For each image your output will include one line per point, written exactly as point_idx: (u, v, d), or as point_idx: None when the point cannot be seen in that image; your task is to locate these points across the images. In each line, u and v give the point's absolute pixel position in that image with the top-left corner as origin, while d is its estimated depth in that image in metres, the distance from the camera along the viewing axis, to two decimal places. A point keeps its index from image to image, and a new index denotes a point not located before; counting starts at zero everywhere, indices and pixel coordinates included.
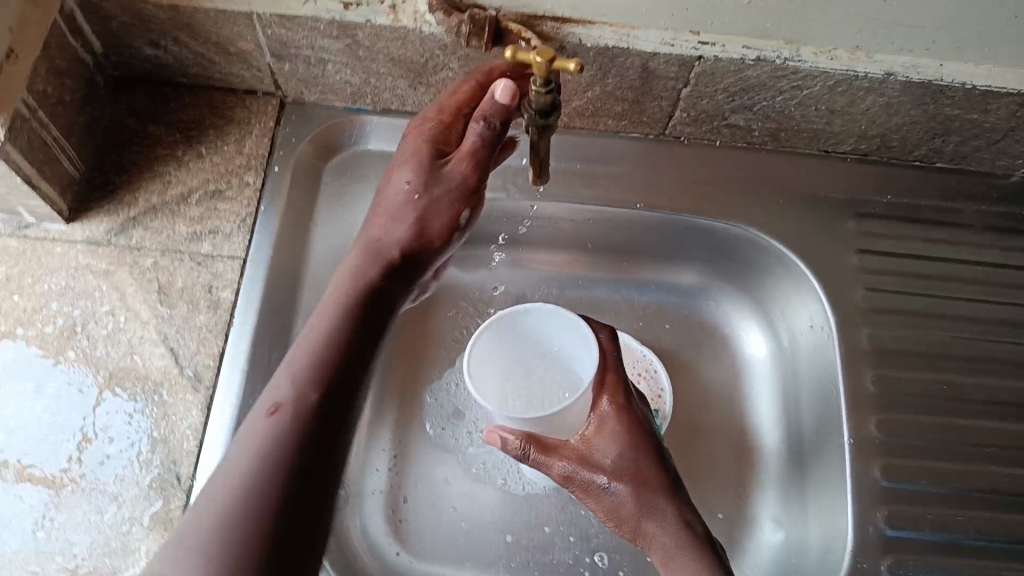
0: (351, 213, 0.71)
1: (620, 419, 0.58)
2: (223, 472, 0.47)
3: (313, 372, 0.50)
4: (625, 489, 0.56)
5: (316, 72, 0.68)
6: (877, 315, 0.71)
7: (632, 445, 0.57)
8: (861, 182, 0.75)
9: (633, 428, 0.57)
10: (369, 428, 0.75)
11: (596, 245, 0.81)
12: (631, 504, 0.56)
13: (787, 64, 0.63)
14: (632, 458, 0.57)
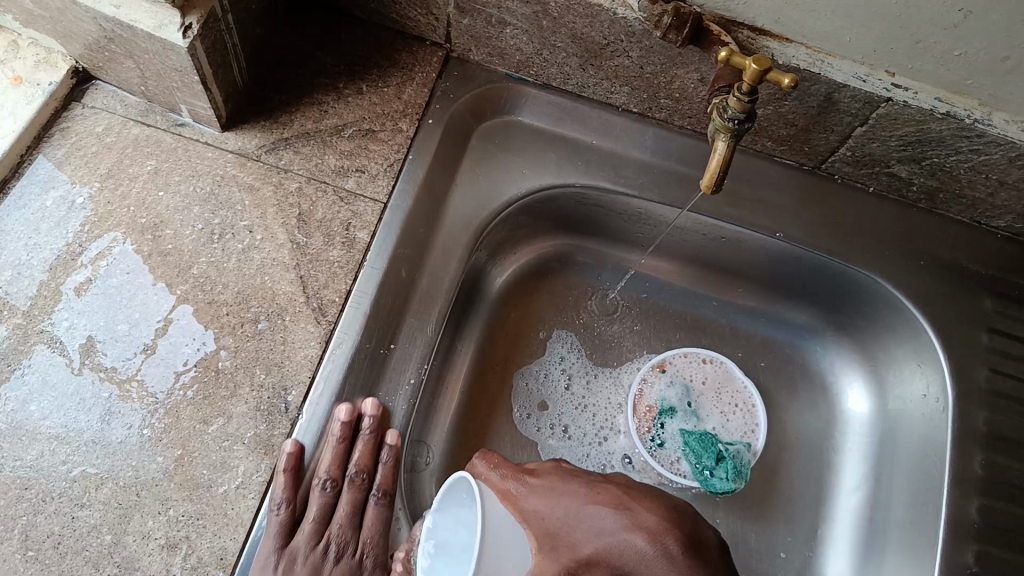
0: (493, 179, 0.70)
1: (532, 490, 0.52)
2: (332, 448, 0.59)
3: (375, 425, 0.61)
4: (596, 530, 0.48)
5: (492, 32, 0.67)
6: (999, 400, 0.68)
7: (555, 495, 0.51)
8: (1006, 260, 0.72)
9: (549, 484, 0.52)
10: (455, 397, 0.74)
11: (716, 264, 0.79)
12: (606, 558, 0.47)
13: (974, 126, 0.61)
14: (567, 498, 0.50)
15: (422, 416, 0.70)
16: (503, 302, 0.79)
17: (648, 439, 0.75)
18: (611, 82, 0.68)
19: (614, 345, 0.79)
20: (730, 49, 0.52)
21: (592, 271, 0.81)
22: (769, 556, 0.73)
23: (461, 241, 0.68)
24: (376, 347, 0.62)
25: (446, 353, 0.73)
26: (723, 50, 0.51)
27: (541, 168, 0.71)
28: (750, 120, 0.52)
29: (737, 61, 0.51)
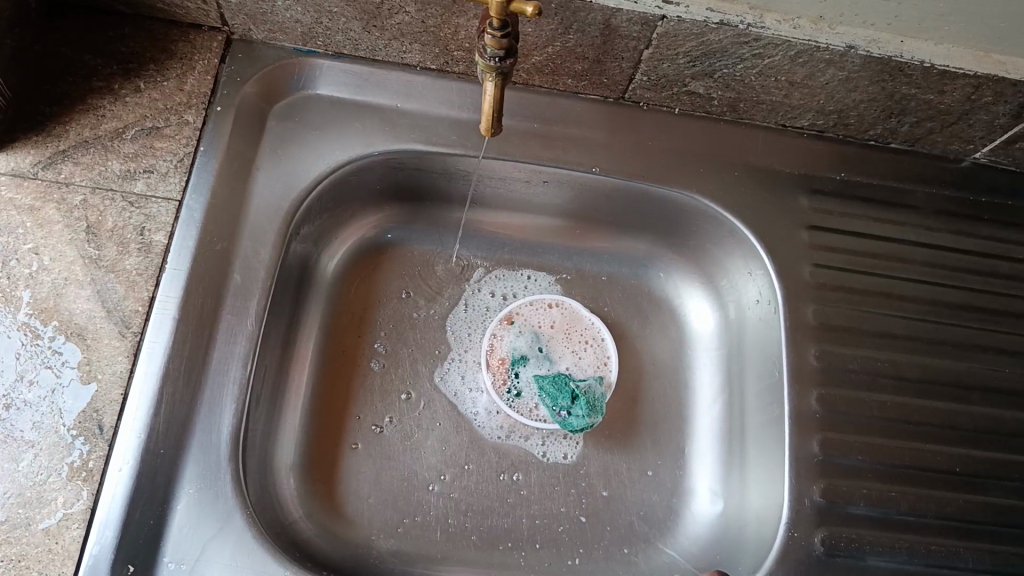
0: (297, 159, 0.68)
1: None
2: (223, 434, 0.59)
3: None
4: None
5: (265, 8, 0.64)
6: (824, 292, 0.71)
7: None
8: (816, 158, 0.75)
9: None
10: (303, 385, 0.73)
11: (549, 209, 0.79)
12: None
13: (750, 30, 0.62)
14: None
15: (269, 413, 0.68)
16: (340, 283, 0.77)
17: (505, 391, 0.75)
18: (400, 41, 0.67)
19: (461, 307, 0.79)
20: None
21: (430, 236, 0.80)
22: (642, 485, 0.74)
23: (272, 228, 0.65)
24: (193, 351, 0.60)
25: (284, 345, 0.71)
26: None
27: (347, 140, 0.69)
28: (507, 52, 0.51)
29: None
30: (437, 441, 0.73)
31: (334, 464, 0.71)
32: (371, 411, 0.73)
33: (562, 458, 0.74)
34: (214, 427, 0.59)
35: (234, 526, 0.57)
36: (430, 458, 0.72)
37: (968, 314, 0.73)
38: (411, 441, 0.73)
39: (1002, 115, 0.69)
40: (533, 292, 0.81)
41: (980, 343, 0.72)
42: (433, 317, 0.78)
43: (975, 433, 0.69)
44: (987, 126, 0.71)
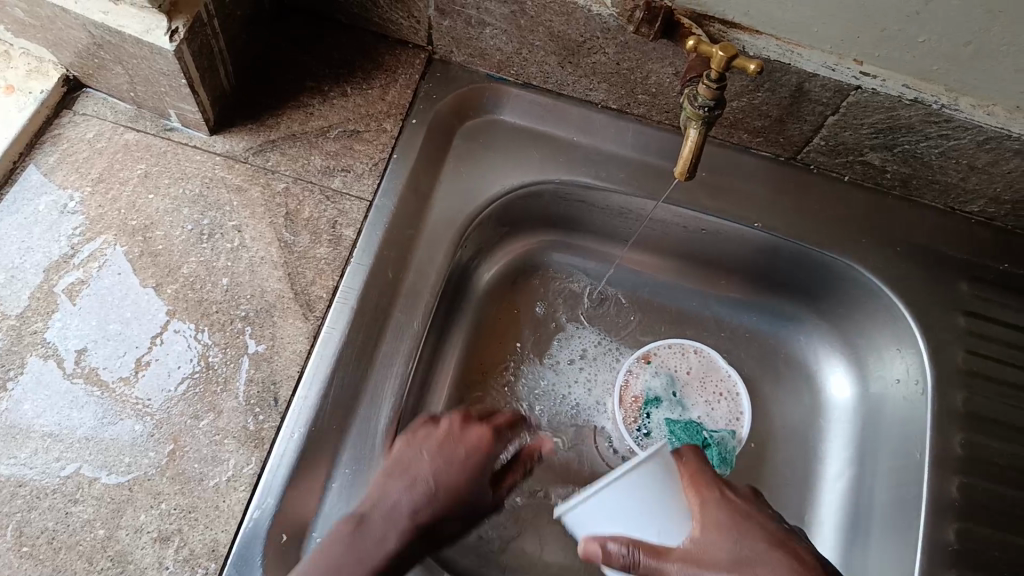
0: (477, 177, 0.72)
1: None
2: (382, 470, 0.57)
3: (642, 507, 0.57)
4: None
5: (472, 33, 0.69)
6: (976, 380, 0.70)
7: None
8: (981, 245, 0.74)
9: None
10: (443, 391, 0.75)
11: (699, 257, 0.81)
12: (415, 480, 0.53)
13: (942, 111, 0.63)
14: None
15: (413, 411, 0.70)
16: (488, 300, 0.80)
17: (636, 428, 0.76)
18: (589, 79, 0.70)
19: (600, 340, 0.81)
20: (700, 39, 0.54)
21: (577, 266, 0.83)
22: None
23: (447, 238, 0.69)
24: (364, 343, 0.63)
25: (433, 349, 0.74)
26: (690, 40, 0.53)
27: (524, 166, 0.73)
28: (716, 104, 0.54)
29: (704, 49, 0.53)
30: (560, 466, 0.74)
31: None
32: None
33: None
34: (372, 416, 0.62)
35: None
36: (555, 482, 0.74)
37: None
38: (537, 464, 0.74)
39: None
40: (617, 329, 0.81)
41: None
42: (556, 346, 0.80)
43: None
44: None
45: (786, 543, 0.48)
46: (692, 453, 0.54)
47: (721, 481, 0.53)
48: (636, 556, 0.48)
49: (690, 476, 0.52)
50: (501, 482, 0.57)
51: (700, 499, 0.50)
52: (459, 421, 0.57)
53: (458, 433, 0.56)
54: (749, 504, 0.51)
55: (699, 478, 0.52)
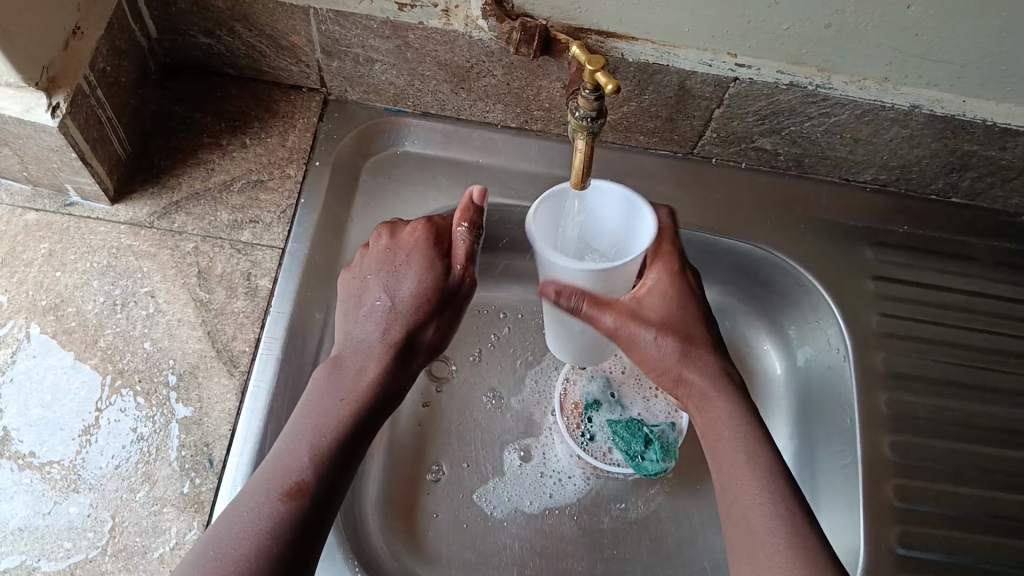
0: (386, 210, 0.72)
1: None
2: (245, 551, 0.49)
3: (671, 330, 0.59)
4: None
5: (363, 71, 0.70)
6: (893, 340, 0.73)
7: None
8: (880, 211, 0.77)
9: None
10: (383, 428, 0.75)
11: None
12: (371, 349, 0.60)
13: (818, 90, 0.66)
14: None
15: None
16: None
17: (579, 435, 0.76)
18: (485, 102, 0.72)
19: (533, 353, 0.82)
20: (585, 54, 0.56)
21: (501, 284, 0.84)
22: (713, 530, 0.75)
23: None
24: (293, 389, 0.62)
25: None
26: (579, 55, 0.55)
27: (433, 193, 0.74)
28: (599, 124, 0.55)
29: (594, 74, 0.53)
30: (511, 484, 0.75)
31: (414, 503, 0.73)
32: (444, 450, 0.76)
33: (635, 503, 0.76)
34: None
35: (331, 559, 0.61)
36: (521, 471, 0.76)
37: None
38: (486, 486, 0.75)
39: None
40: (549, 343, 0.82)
41: None
42: (491, 367, 0.80)
43: None
44: None
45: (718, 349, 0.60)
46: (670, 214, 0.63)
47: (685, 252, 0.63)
48: (578, 303, 0.57)
49: (666, 245, 0.62)
50: (453, 259, 0.63)
51: (666, 271, 0.61)
52: (441, 237, 0.64)
53: (396, 243, 0.65)
54: (692, 287, 0.61)
55: (666, 252, 0.61)
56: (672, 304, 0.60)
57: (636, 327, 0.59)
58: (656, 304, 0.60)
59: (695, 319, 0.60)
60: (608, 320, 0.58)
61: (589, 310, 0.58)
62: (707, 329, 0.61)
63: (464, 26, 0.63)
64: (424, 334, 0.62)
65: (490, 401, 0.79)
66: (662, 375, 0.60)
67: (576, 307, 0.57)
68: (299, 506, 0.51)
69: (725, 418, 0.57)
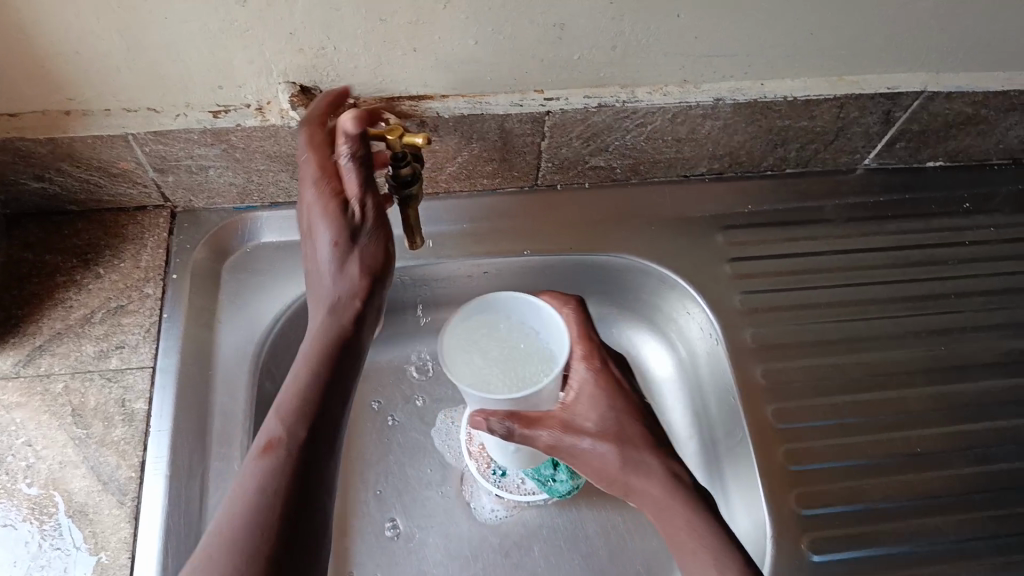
0: (254, 303, 0.74)
1: None
2: (221, 517, 0.47)
3: (609, 431, 0.63)
4: None
5: (200, 179, 0.71)
6: (757, 315, 0.77)
7: None
8: (723, 198, 0.82)
9: None
10: None
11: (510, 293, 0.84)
12: (318, 300, 0.58)
13: (626, 105, 0.70)
14: None
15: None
16: None
17: (490, 472, 0.80)
18: None
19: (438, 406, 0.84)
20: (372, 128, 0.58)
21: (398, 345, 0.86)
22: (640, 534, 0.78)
23: (240, 374, 0.70)
24: (189, 505, 0.63)
25: None
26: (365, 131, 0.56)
27: (295, 276, 0.75)
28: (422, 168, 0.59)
29: (407, 140, 0.55)
30: (440, 539, 0.77)
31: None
32: (391, 510, 0.78)
33: (561, 526, 0.78)
34: None
35: None
36: (444, 522, 0.78)
37: (894, 305, 0.79)
38: (414, 544, 0.76)
39: (874, 123, 0.77)
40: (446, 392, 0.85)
41: (912, 329, 0.78)
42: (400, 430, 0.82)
43: (927, 413, 0.74)
44: (865, 136, 0.79)
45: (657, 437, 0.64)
46: (576, 306, 0.69)
47: (603, 345, 0.69)
48: (498, 425, 0.61)
49: (584, 343, 0.68)
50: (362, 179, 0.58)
51: (589, 367, 0.67)
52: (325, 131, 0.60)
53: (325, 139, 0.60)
54: (618, 379, 0.67)
55: (590, 351, 0.67)
56: (605, 408, 0.64)
57: (573, 437, 0.63)
58: (589, 410, 0.64)
59: (626, 416, 0.64)
60: (545, 437, 0.63)
61: (519, 429, 0.62)
62: (623, 427, 0.63)
63: (280, 117, 0.65)
64: (348, 275, 0.57)
65: (402, 460, 0.81)
66: (612, 483, 0.63)
67: (498, 430, 0.61)
68: (277, 456, 0.49)
69: (660, 498, 0.60)
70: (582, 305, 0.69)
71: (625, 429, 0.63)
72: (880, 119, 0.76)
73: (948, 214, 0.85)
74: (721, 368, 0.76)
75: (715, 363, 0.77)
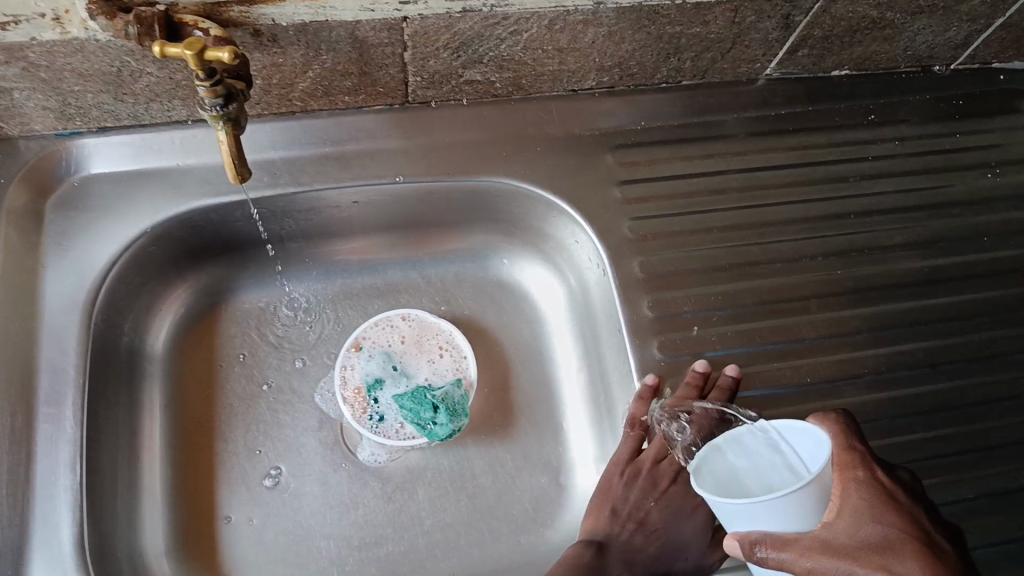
0: (85, 245, 0.66)
1: None
2: None
3: (920, 543, 0.44)
4: None
5: (3, 103, 0.61)
6: (647, 242, 0.73)
7: None
8: (614, 113, 0.76)
9: None
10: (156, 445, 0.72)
11: (391, 225, 0.79)
12: None
13: (495, 11, 0.61)
14: None
15: (127, 488, 0.68)
16: (178, 351, 0.76)
17: (367, 418, 0.74)
18: (159, 101, 0.64)
19: (313, 347, 0.79)
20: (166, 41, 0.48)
21: (265, 283, 0.80)
22: (529, 470, 0.75)
23: (71, 328, 0.63)
24: (12, 470, 0.59)
25: (127, 417, 0.70)
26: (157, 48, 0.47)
27: (131, 212, 0.67)
28: (246, 88, 0.52)
29: (210, 55, 0.46)
30: (317, 487, 0.73)
31: (211, 531, 0.70)
32: (275, 457, 0.74)
33: (446, 466, 0.75)
34: (54, 535, 0.58)
35: None
36: (321, 471, 0.74)
37: (793, 228, 0.75)
38: (289, 494, 0.72)
39: (773, 29, 0.71)
40: (326, 332, 0.79)
41: (810, 252, 0.75)
42: (272, 376, 0.77)
43: (819, 339, 0.71)
44: (764, 43, 0.72)
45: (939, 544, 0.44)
46: (838, 415, 0.50)
47: (869, 451, 0.49)
48: (766, 554, 0.46)
49: (839, 450, 0.48)
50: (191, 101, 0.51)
51: (852, 478, 0.47)
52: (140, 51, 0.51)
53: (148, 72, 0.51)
54: (892, 492, 0.46)
55: (845, 457, 0.48)
56: (884, 526, 0.45)
57: (836, 563, 0.44)
58: (862, 524, 0.45)
59: (904, 530, 0.44)
60: (801, 561, 0.45)
61: (783, 556, 0.45)
62: (900, 532, 0.44)
63: (83, 30, 0.55)
64: None
65: (276, 406, 0.76)
66: None
67: (769, 561, 0.46)
68: None
69: None
70: (845, 415, 0.50)
71: (912, 550, 0.43)
72: (778, 24, 0.70)
73: (852, 126, 0.81)
74: (606, 293, 0.73)
75: (602, 290, 0.74)
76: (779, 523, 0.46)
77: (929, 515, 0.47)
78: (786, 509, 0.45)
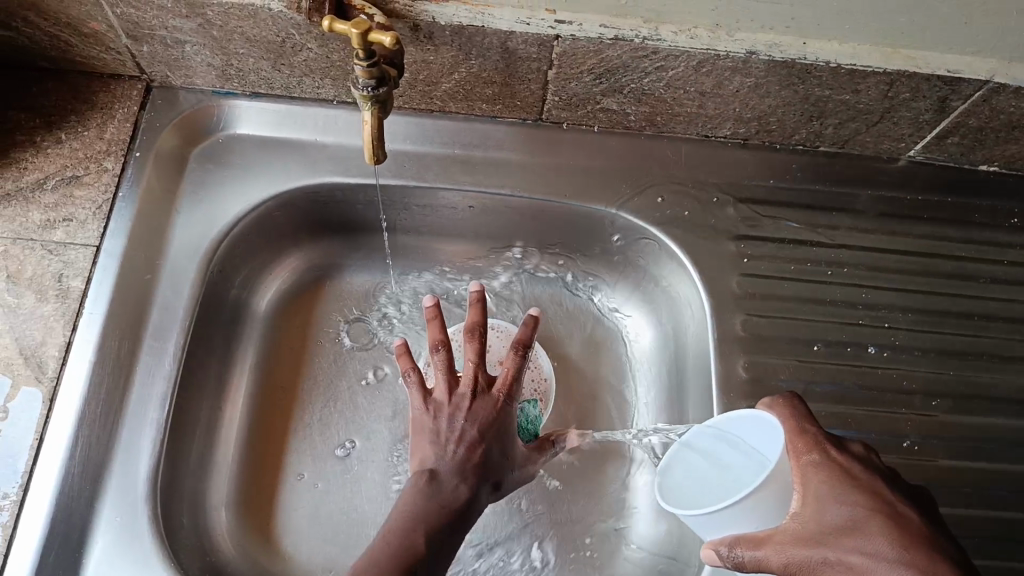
0: (217, 199, 0.70)
1: None
2: None
3: (875, 514, 0.44)
4: None
5: (175, 53, 0.66)
6: (753, 301, 0.71)
7: None
8: (743, 167, 0.75)
9: None
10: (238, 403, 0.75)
11: (499, 237, 0.80)
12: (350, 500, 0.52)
13: (647, 43, 0.62)
14: None
15: (205, 433, 0.70)
16: (277, 315, 0.79)
17: None
18: (311, 77, 0.68)
19: (401, 339, 0.80)
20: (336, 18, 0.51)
21: (371, 267, 0.82)
22: (588, 506, 0.74)
23: (189, 271, 0.67)
24: (110, 394, 0.62)
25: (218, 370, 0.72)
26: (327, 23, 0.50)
27: (263, 176, 0.71)
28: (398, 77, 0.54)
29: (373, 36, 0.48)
30: (378, 474, 0.73)
31: (272, 495, 0.72)
32: (349, 431, 0.75)
33: None
34: (133, 461, 0.60)
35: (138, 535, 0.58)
36: (383, 458, 0.74)
37: (908, 317, 0.72)
38: (350, 474, 0.73)
39: (926, 110, 0.68)
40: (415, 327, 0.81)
41: (922, 346, 0.71)
42: (357, 358, 0.78)
43: (918, 439, 0.67)
44: (913, 123, 0.70)
45: (898, 513, 0.44)
46: (790, 402, 0.51)
47: (824, 434, 0.49)
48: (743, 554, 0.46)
49: (792, 436, 0.48)
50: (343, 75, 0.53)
51: (805, 461, 0.47)
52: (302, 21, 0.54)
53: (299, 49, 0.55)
54: (845, 468, 0.46)
55: (800, 442, 0.48)
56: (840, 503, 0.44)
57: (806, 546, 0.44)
58: (821, 503, 0.45)
59: (868, 503, 0.44)
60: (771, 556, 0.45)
61: (756, 553, 0.45)
62: (864, 508, 0.44)
63: None
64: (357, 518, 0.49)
65: (354, 387, 0.77)
66: None
67: (747, 562, 0.46)
68: None
69: None
70: (797, 403, 0.51)
71: (868, 519, 0.43)
72: (934, 106, 0.67)
73: (992, 227, 0.76)
74: (700, 347, 0.71)
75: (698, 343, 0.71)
76: (752, 525, 0.48)
77: (894, 488, 0.47)
78: (734, 509, 0.48)
